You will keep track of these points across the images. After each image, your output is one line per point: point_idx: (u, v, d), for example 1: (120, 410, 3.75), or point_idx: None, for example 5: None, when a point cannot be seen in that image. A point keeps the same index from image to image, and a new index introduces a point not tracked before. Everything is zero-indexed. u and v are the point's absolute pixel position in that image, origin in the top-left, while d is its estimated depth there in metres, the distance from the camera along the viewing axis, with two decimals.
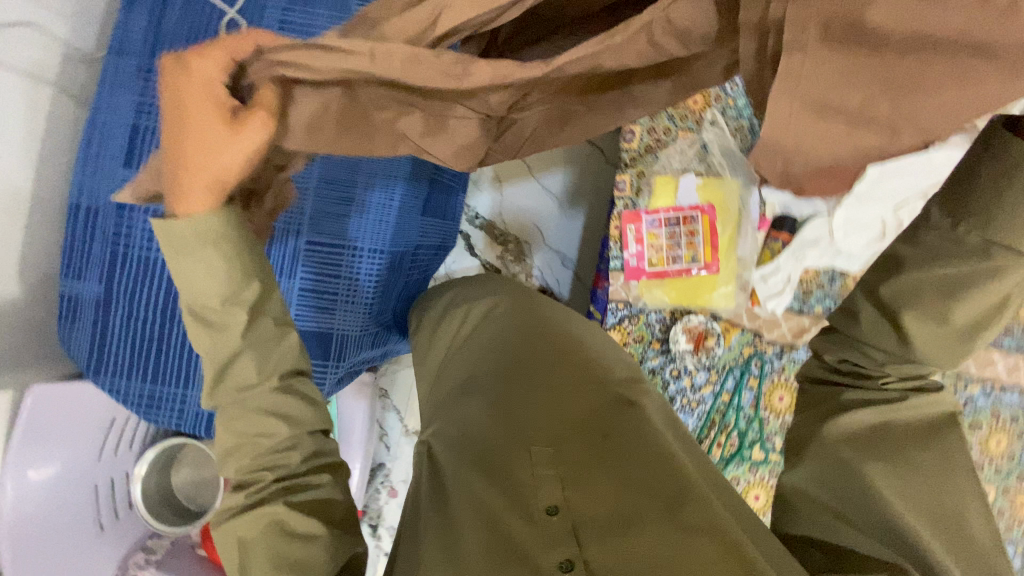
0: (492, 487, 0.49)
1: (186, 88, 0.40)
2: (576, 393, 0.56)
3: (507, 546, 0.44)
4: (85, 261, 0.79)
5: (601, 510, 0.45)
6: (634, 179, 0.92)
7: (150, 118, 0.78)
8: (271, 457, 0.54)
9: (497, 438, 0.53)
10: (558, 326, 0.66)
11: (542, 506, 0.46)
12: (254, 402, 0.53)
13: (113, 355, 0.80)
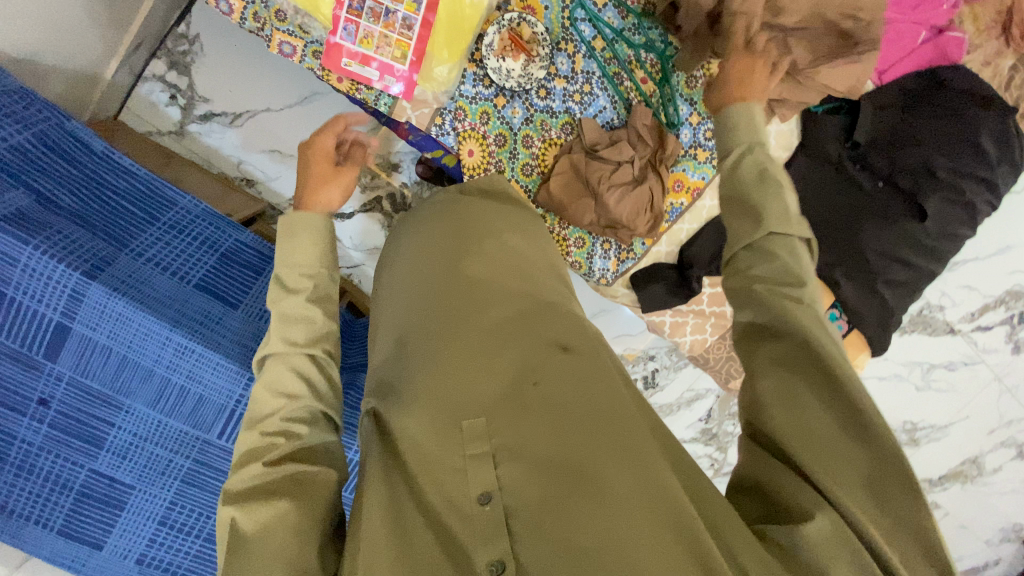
0: (434, 479, 0.55)
1: (313, 151, 0.75)
2: (506, 365, 0.62)
3: (446, 528, 0.53)
4: (131, 540, 0.88)
5: (534, 488, 0.52)
6: (295, 19, 0.86)
7: (60, 406, 0.78)
8: (291, 421, 0.58)
9: (430, 409, 0.60)
10: (478, 280, 0.73)
11: (477, 493, 0.53)
12: (292, 365, 0.61)
13: (196, 524, 0.91)
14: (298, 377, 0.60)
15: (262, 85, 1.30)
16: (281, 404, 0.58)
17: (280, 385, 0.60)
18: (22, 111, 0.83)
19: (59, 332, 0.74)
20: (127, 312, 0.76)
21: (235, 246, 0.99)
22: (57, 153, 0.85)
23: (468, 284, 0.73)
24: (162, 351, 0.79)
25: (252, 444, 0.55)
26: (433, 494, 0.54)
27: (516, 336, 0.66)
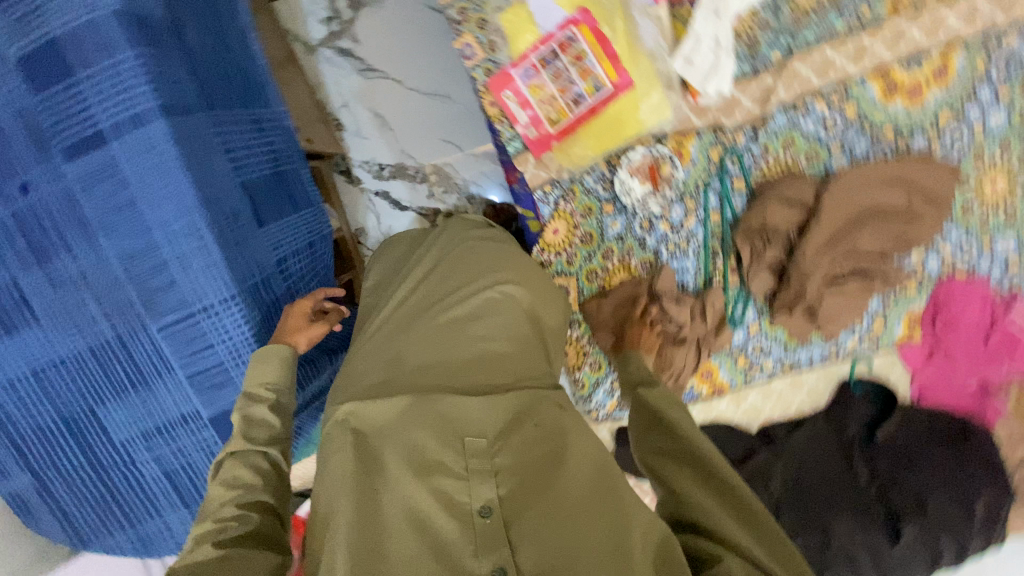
0: (426, 488, 0.51)
1: None
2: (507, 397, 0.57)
3: (435, 534, 0.49)
4: (6, 361, 0.76)
5: (537, 509, 0.49)
6: (480, 39, 0.89)
7: (50, 192, 0.71)
8: (249, 511, 0.53)
9: (422, 419, 0.55)
10: (500, 307, 0.69)
11: (476, 506, 0.50)
12: (255, 462, 0.57)
13: (71, 393, 0.78)
14: (253, 472, 0.56)
15: (406, 58, 1.32)
16: (234, 498, 0.54)
17: (235, 485, 0.55)
18: None
19: (97, 137, 0.69)
20: (170, 158, 0.70)
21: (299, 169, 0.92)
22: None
23: (491, 308, 0.69)
24: (172, 213, 0.72)
25: (200, 532, 0.50)
26: (428, 496, 0.50)
27: (511, 372, 0.62)
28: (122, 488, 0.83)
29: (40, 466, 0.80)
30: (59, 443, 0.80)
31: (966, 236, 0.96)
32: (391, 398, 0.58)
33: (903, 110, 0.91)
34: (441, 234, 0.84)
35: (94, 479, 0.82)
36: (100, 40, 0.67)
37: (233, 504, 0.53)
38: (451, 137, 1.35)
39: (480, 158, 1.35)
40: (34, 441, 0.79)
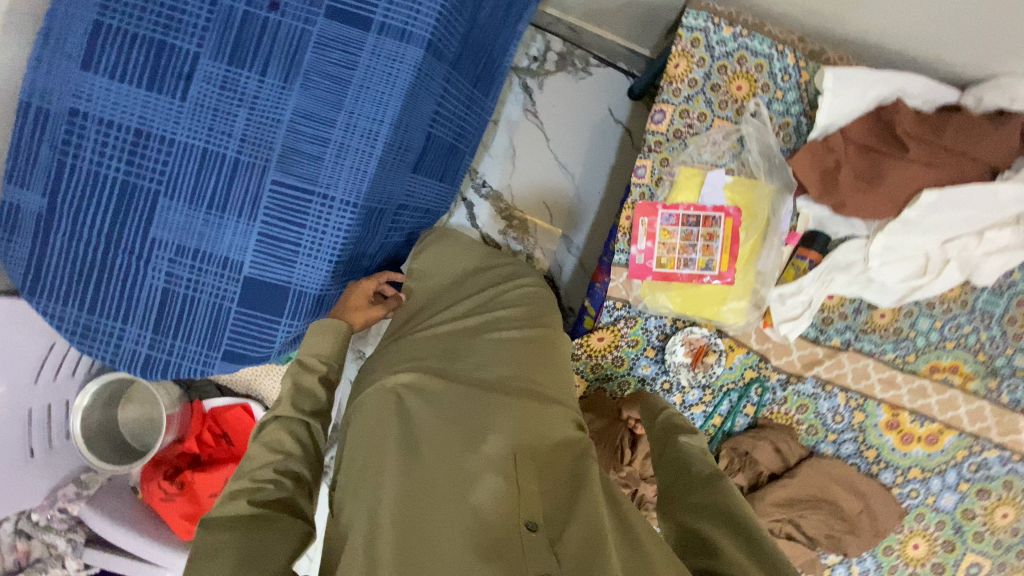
0: (481, 484, 0.61)
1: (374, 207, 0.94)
2: (542, 427, 0.70)
3: (490, 531, 0.57)
4: (132, 108, 0.78)
5: (578, 525, 0.59)
6: (655, 169, 1.05)
7: (292, 24, 0.76)
8: (289, 469, 0.72)
9: (478, 427, 0.68)
10: (536, 346, 0.82)
11: (526, 518, 0.58)
12: (297, 430, 0.75)
13: (158, 171, 0.79)
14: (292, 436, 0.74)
15: (569, 130, 1.48)
16: (274, 459, 0.71)
17: (276, 447, 0.73)
18: None
19: (363, 22, 0.76)
20: (401, 77, 0.76)
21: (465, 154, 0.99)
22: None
23: (532, 343, 0.82)
24: (366, 113, 0.77)
25: (239, 485, 0.68)
26: (483, 491, 0.61)
27: (539, 402, 0.73)
28: (112, 273, 0.80)
29: (76, 204, 0.80)
30: (108, 198, 0.79)
31: (874, 566, 1.10)
32: (437, 403, 0.71)
33: (892, 444, 1.07)
34: (491, 268, 0.99)
35: (104, 248, 0.80)
36: None
37: (272, 465, 0.70)
38: (554, 206, 1.49)
39: (563, 238, 1.50)
40: (93, 182, 0.79)
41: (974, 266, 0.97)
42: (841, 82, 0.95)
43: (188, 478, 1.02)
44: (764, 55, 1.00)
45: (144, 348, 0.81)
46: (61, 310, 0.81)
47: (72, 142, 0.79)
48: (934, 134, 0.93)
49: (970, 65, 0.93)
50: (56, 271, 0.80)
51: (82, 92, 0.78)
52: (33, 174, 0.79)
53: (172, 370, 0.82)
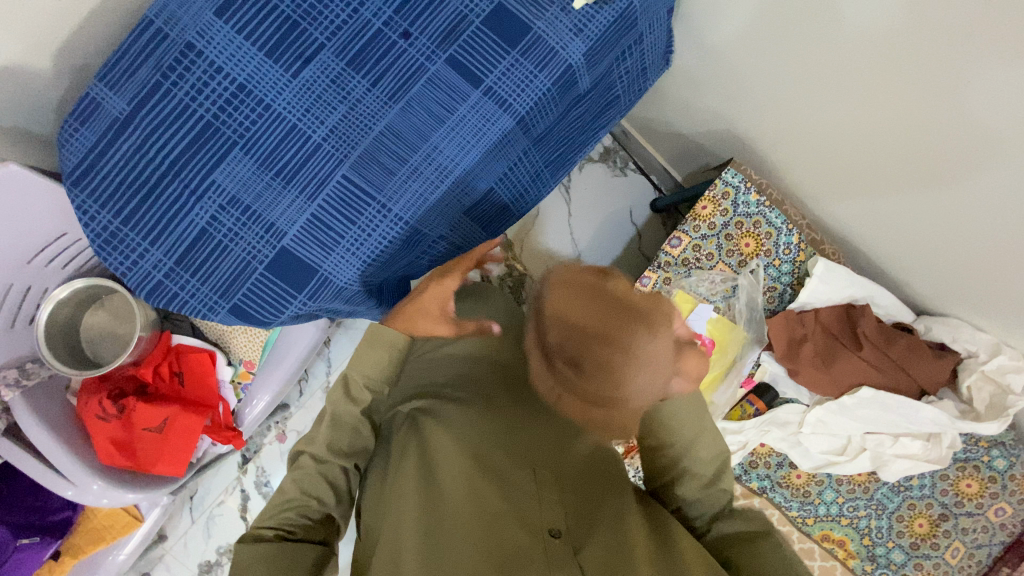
0: (502, 504, 0.68)
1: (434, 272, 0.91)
2: (558, 458, 0.76)
3: (518, 537, 0.63)
4: (245, 67, 0.84)
5: (602, 536, 0.64)
6: (655, 285, 1.19)
7: (415, 57, 0.86)
8: (305, 509, 0.80)
9: (499, 460, 0.74)
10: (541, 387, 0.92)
11: (549, 528, 0.65)
12: (319, 468, 0.83)
13: (245, 127, 0.84)
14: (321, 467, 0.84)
15: (592, 217, 1.61)
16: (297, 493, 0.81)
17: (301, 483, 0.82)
18: (631, 93, 1.11)
19: (475, 80, 0.87)
20: (488, 136, 0.89)
21: (507, 213, 1.10)
22: (602, 103, 1.07)
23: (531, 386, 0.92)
24: (449, 153, 0.88)
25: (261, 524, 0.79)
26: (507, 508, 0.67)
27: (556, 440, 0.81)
28: (160, 197, 0.83)
29: (154, 124, 0.83)
30: (188, 132, 0.84)
31: None
32: (462, 442, 0.76)
33: None
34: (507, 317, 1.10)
35: (163, 172, 0.84)
36: (544, 59, 0.87)
37: (294, 508, 0.79)
38: None
39: None
40: (180, 113, 0.83)
41: (884, 462, 1.12)
42: (829, 273, 1.11)
43: (129, 405, 1.02)
44: (775, 227, 1.16)
45: (159, 274, 0.84)
46: (94, 210, 0.83)
47: (175, 71, 0.83)
48: (886, 345, 1.08)
49: (928, 298, 1.11)
50: (107, 174, 0.83)
51: (203, 33, 0.83)
52: (125, 82, 0.83)
53: (178, 304, 0.84)
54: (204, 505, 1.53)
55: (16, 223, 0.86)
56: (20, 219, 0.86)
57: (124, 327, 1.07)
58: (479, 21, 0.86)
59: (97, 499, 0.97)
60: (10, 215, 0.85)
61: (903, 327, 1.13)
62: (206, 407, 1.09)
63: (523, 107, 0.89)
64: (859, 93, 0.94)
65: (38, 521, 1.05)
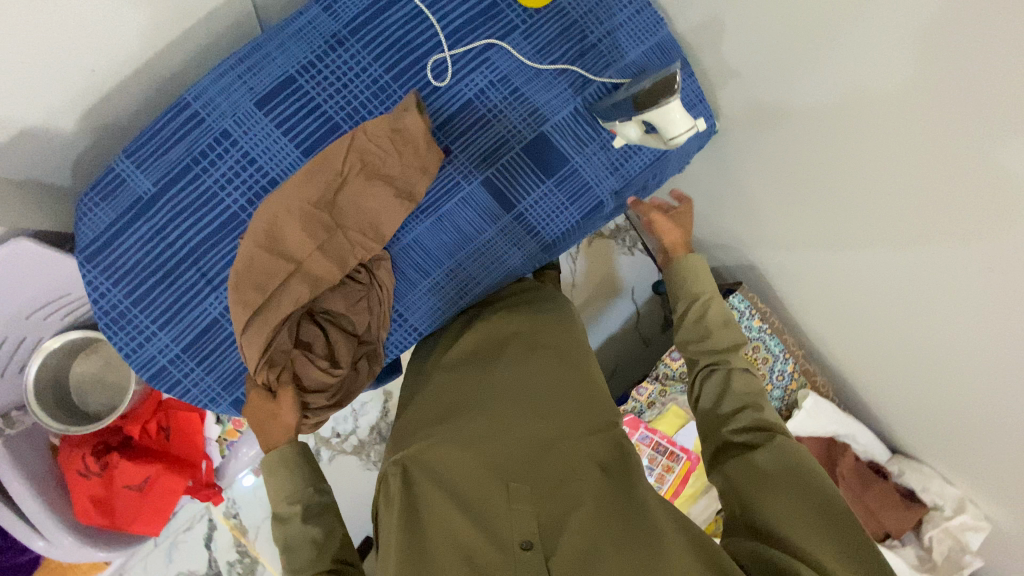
0: (470, 521, 0.61)
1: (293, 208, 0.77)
2: (524, 450, 0.68)
3: (490, 556, 0.59)
4: (278, 163, 0.83)
5: (572, 532, 0.60)
6: (651, 393, 1.21)
7: (452, 171, 0.86)
8: None
9: (472, 467, 0.65)
10: (522, 355, 0.79)
11: (518, 539, 0.60)
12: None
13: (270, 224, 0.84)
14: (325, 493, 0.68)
15: (596, 292, 1.62)
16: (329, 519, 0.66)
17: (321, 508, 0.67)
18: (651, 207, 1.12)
19: (508, 203, 0.88)
20: (512, 258, 0.90)
21: None
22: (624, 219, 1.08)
23: (502, 350, 0.80)
24: (470, 271, 0.88)
25: None
26: (477, 520, 0.62)
27: (529, 419, 0.71)
28: (173, 282, 0.82)
29: (179, 207, 0.82)
30: (213, 220, 0.82)
31: None
32: (443, 455, 0.66)
33: None
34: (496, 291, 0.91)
35: (181, 259, 0.82)
36: (578, 191, 0.89)
37: None
38: None
39: None
40: (205, 200, 0.82)
41: None
42: (817, 407, 1.16)
43: (112, 461, 1.00)
44: (773, 353, 1.21)
45: (164, 358, 0.82)
46: (104, 287, 0.81)
47: (207, 158, 0.81)
48: (863, 488, 1.14)
49: (905, 441, 1.16)
50: (123, 252, 0.81)
51: (239, 121, 0.82)
52: (153, 161, 0.81)
53: (178, 391, 0.83)
54: (170, 531, 1.47)
55: (17, 284, 0.84)
56: (22, 279, 0.84)
57: (115, 377, 1.05)
58: (520, 145, 0.87)
59: (65, 555, 0.96)
60: (12, 276, 0.83)
61: (878, 468, 1.18)
62: (190, 466, 1.07)
63: (551, 234, 0.90)
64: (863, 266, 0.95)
65: (5, 563, 1.03)
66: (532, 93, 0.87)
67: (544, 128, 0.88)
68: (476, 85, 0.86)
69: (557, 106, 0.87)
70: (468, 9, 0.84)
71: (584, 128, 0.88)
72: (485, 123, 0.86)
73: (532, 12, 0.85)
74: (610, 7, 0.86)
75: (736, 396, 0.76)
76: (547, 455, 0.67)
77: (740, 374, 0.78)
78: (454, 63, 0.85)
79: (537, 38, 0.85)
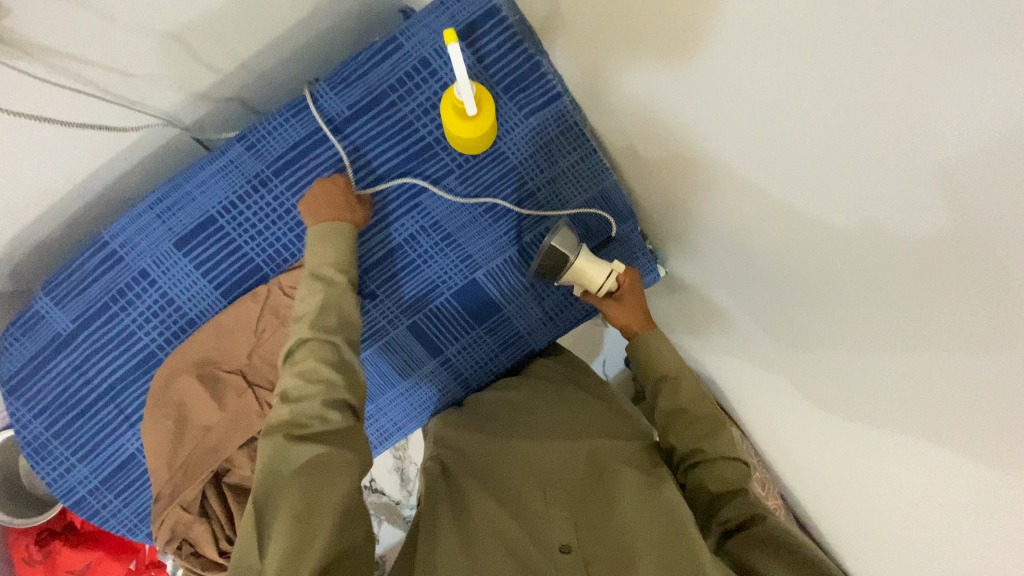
0: (506, 525, 0.55)
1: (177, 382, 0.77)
2: (559, 460, 0.62)
3: (524, 561, 0.51)
4: (197, 302, 0.81)
5: (613, 532, 0.53)
6: None
7: (378, 315, 0.83)
8: None
9: (508, 480, 0.61)
10: (556, 399, 0.77)
11: (557, 541, 0.52)
12: None
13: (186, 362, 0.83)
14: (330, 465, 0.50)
15: None
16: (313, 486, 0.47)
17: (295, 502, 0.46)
18: None
19: (435, 348, 0.86)
20: (438, 402, 0.88)
21: None
22: None
23: (540, 394, 0.78)
24: (391, 416, 0.88)
25: None
26: (500, 529, 0.54)
27: (567, 436, 0.67)
28: (93, 417, 0.82)
29: (97, 346, 0.81)
30: (132, 358, 0.81)
31: None
32: (479, 474, 0.63)
33: None
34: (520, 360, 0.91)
35: (99, 395, 0.82)
36: (509, 339, 0.87)
37: None
38: None
39: None
40: (122, 340, 0.81)
41: None
42: None
43: (54, 549, 1.04)
44: None
45: (83, 489, 0.84)
46: (27, 419, 0.82)
47: (124, 299, 0.80)
48: None
49: None
50: (43, 387, 0.81)
51: (157, 261, 0.80)
52: (70, 300, 0.80)
53: (97, 519, 0.85)
54: None
55: None
56: None
57: None
58: (450, 291, 0.84)
59: None
60: None
61: None
62: (131, 551, 1.09)
63: (479, 380, 0.88)
64: (793, 431, 0.83)
65: None
66: (466, 240, 0.82)
67: (476, 274, 0.83)
68: (405, 229, 0.82)
69: (491, 253, 0.83)
70: (399, 152, 0.79)
71: (517, 278, 0.84)
72: (412, 268, 0.83)
73: (467, 157, 0.80)
74: (551, 155, 0.81)
75: (720, 482, 0.62)
76: (590, 462, 0.62)
77: (722, 459, 0.64)
78: (383, 207, 0.81)
79: (472, 185, 0.81)
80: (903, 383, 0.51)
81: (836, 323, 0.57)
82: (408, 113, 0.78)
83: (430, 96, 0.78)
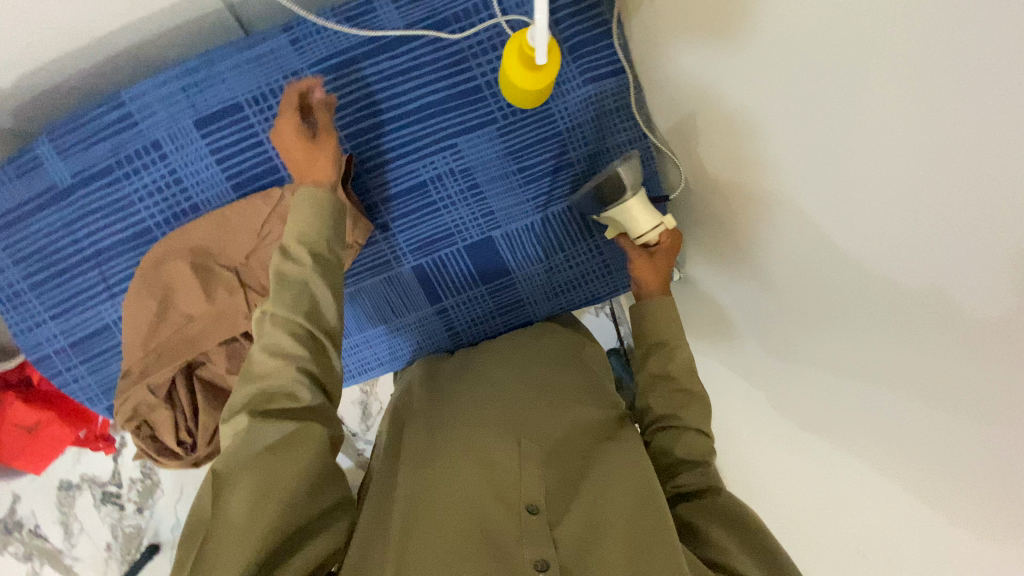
0: (475, 472, 0.54)
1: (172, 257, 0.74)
2: (536, 422, 0.61)
3: (489, 515, 0.50)
4: (205, 185, 0.77)
5: (581, 501, 0.53)
6: None
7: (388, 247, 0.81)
8: None
9: (483, 430, 0.60)
10: (543, 355, 0.75)
11: (524, 500, 0.51)
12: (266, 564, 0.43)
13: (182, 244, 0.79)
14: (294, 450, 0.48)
15: None
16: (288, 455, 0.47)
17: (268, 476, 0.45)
18: None
19: (435, 296, 0.84)
20: (425, 349, 0.87)
21: None
22: None
23: (529, 350, 0.76)
24: (376, 351, 0.87)
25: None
26: (467, 477, 0.53)
27: (548, 398, 0.65)
28: (73, 277, 0.80)
29: (92, 205, 0.77)
30: (125, 227, 0.78)
31: None
32: (453, 419, 0.62)
33: None
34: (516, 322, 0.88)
35: (83, 257, 0.79)
36: (510, 303, 0.86)
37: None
38: None
39: None
40: (120, 206, 0.77)
41: None
42: None
43: (5, 400, 1.02)
44: None
45: (49, 347, 0.82)
46: (5, 263, 0.79)
47: (129, 164, 0.76)
48: None
49: None
50: (29, 235, 0.78)
51: (172, 133, 0.76)
52: (74, 152, 0.76)
53: (58, 380, 0.84)
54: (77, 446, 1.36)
55: None
56: None
57: None
58: (466, 241, 0.81)
59: None
60: None
61: None
62: (84, 421, 1.08)
63: (472, 337, 0.87)
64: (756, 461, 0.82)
65: None
66: (493, 194, 0.80)
67: (495, 230, 0.81)
68: (435, 168, 0.79)
69: (514, 214, 0.81)
70: (448, 88, 0.76)
71: (534, 244, 0.82)
72: (433, 209, 0.80)
73: (516, 110, 0.77)
74: (601, 128, 0.78)
75: (686, 450, 0.62)
76: (568, 428, 0.61)
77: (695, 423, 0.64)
78: (418, 139, 0.77)
79: (512, 140, 0.78)
80: (886, 436, 0.49)
81: (839, 363, 0.55)
82: (467, 47, 0.75)
83: (495, 38, 0.74)
